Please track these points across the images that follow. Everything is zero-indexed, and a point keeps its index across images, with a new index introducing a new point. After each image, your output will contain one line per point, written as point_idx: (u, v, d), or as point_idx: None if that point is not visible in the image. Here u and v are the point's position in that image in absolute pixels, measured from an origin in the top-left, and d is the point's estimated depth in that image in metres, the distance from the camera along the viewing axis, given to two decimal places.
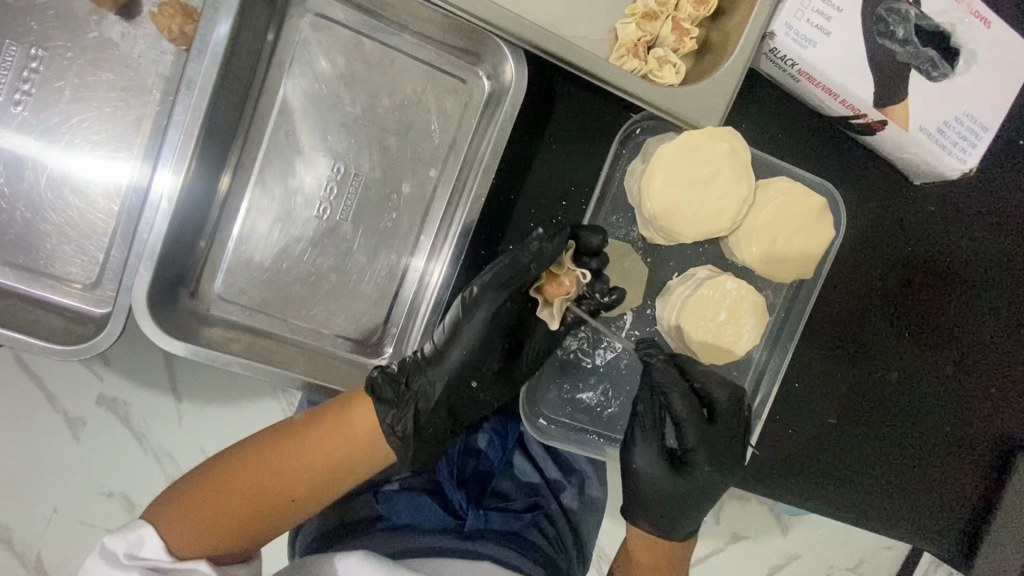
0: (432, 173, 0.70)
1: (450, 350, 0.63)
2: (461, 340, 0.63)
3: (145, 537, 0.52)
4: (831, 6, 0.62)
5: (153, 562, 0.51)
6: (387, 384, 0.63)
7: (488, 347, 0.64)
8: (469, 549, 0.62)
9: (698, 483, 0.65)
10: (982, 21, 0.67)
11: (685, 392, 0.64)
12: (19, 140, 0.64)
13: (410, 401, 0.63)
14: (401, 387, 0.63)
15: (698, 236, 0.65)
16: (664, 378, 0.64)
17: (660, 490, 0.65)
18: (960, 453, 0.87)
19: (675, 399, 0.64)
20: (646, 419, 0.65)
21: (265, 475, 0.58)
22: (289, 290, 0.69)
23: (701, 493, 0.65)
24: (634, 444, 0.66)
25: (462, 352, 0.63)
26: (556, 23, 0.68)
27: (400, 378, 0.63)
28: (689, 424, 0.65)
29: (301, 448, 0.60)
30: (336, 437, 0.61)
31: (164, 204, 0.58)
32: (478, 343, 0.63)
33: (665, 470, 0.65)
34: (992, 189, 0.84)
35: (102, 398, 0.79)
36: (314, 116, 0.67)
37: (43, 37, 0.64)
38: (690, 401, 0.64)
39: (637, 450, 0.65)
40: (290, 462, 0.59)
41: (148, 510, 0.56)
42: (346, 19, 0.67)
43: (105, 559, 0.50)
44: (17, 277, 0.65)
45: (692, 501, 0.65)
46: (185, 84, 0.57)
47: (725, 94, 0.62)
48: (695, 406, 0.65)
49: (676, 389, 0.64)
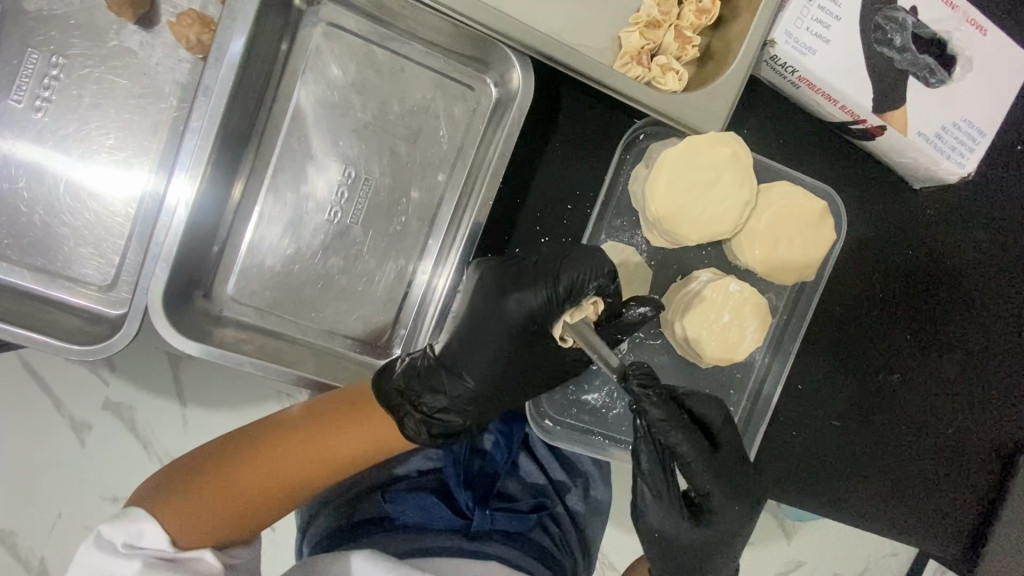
0: (440, 177, 0.72)
1: (481, 369, 0.64)
2: (491, 363, 0.64)
3: (144, 527, 0.51)
4: (830, 14, 0.64)
5: (154, 551, 0.51)
6: (425, 420, 0.64)
7: (518, 367, 0.65)
8: (476, 550, 0.64)
9: (721, 520, 0.62)
10: (979, 29, 0.68)
11: (686, 430, 0.59)
12: (36, 146, 0.66)
13: (454, 428, 0.66)
14: (438, 417, 0.65)
15: (701, 239, 0.66)
16: (664, 419, 0.58)
17: (686, 538, 0.61)
18: (963, 458, 0.87)
19: (680, 440, 0.59)
20: (651, 472, 0.60)
21: (274, 470, 0.59)
22: (299, 292, 0.70)
23: (726, 530, 0.62)
24: (644, 504, 0.61)
25: (492, 361, 0.64)
26: (562, 31, 0.70)
27: (432, 411, 0.64)
28: (699, 464, 0.60)
29: (310, 442, 0.60)
30: (348, 439, 0.61)
31: (181, 209, 0.59)
32: (508, 360, 0.64)
33: (688, 521, 0.61)
34: (992, 193, 0.85)
35: (110, 402, 0.80)
36: (326, 123, 0.69)
37: (63, 45, 0.66)
38: (692, 438, 0.60)
39: (650, 510, 0.61)
40: (301, 454, 0.60)
41: (157, 483, 0.56)
42: (357, 28, 0.69)
43: (101, 548, 0.50)
44: (34, 278, 0.67)
45: (722, 539, 0.62)
46: (201, 91, 0.59)
47: (726, 101, 0.64)
48: (698, 440, 0.60)
49: (676, 428, 0.59)
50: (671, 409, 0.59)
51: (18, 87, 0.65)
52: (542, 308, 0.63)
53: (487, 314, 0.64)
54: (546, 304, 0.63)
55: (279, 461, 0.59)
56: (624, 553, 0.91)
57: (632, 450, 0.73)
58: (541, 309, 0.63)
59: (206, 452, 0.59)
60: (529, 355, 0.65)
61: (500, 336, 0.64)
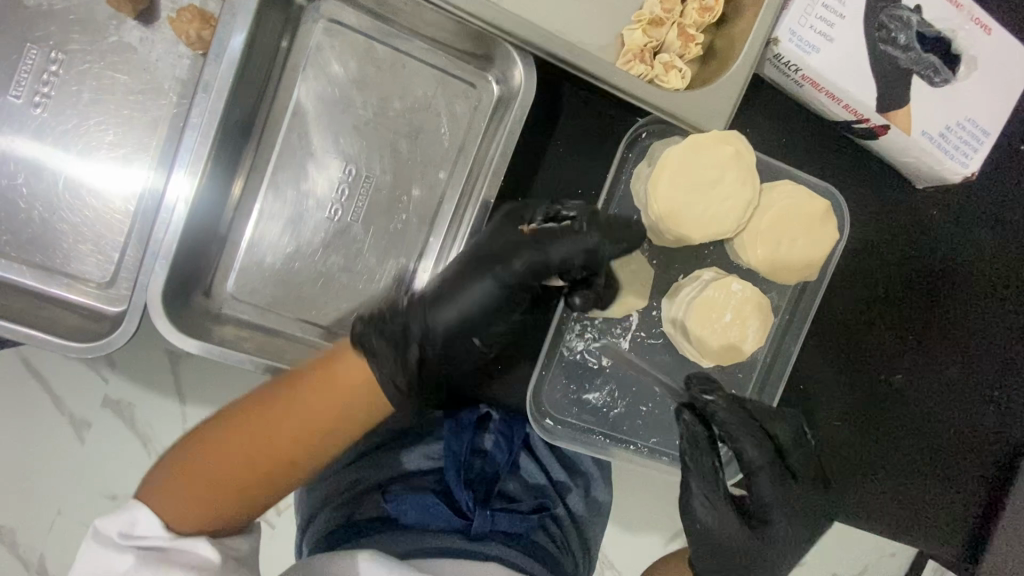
0: (442, 175, 0.72)
1: (463, 298, 0.58)
2: (474, 291, 0.58)
3: (137, 516, 0.52)
4: (834, 12, 0.63)
5: (147, 540, 0.52)
6: (397, 360, 0.57)
7: (488, 301, 0.58)
8: (479, 552, 0.63)
9: (777, 535, 0.62)
10: (983, 28, 0.68)
11: (756, 435, 0.61)
12: (36, 143, 0.66)
13: (418, 359, 0.57)
14: (409, 360, 0.57)
15: (704, 238, 0.66)
16: (735, 425, 0.61)
17: (736, 545, 0.62)
18: (964, 462, 0.87)
19: (749, 446, 0.61)
20: (706, 473, 0.61)
21: (250, 448, 0.55)
22: (299, 289, 0.70)
23: (777, 546, 0.63)
24: (696, 504, 0.61)
25: (477, 290, 0.58)
26: (564, 29, 0.69)
27: (406, 332, 0.57)
28: (765, 475, 0.61)
29: (280, 417, 0.55)
30: (318, 411, 0.55)
31: (180, 206, 0.59)
32: (476, 323, 0.58)
33: (742, 525, 0.62)
34: (995, 193, 0.84)
35: (109, 400, 0.80)
36: (326, 119, 0.68)
37: (63, 40, 0.65)
38: (763, 447, 0.62)
39: (702, 509, 0.61)
40: (263, 433, 0.55)
41: (155, 472, 0.57)
42: (358, 24, 0.68)
43: (99, 540, 0.51)
44: (32, 275, 0.66)
45: (771, 554, 0.63)
46: (202, 87, 0.58)
47: (730, 99, 0.64)
48: (766, 450, 0.62)
49: (746, 435, 0.61)
50: (745, 416, 0.62)
51: (17, 83, 0.65)
52: (532, 270, 0.58)
53: (479, 258, 0.59)
54: (537, 267, 0.58)
55: (254, 439, 0.55)
56: (624, 554, 0.90)
57: (633, 449, 0.73)
58: (531, 269, 0.58)
59: (185, 438, 0.57)
60: (498, 319, 0.60)
61: (484, 291, 0.58)
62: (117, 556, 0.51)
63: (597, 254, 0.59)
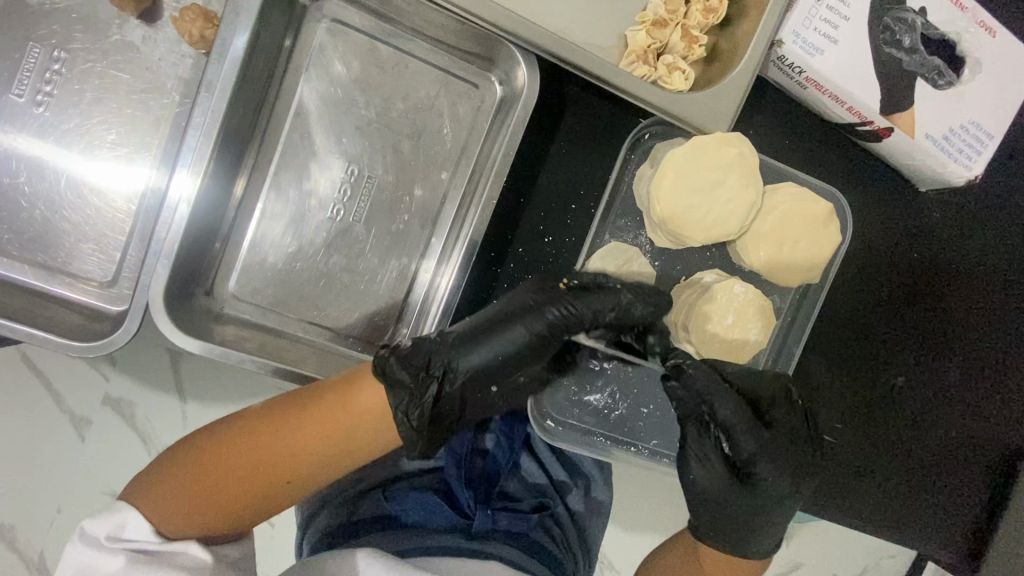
0: (444, 176, 0.72)
1: (492, 342, 0.59)
2: (506, 337, 0.59)
3: (130, 517, 0.52)
4: (838, 15, 0.63)
5: (138, 543, 0.51)
6: (414, 398, 0.56)
7: (516, 351, 0.59)
8: (477, 549, 0.62)
9: (770, 494, 0.60)
10: (988, 31, 0.68)
11: (731, 397, 0.59)
12: (37, 141, 0.65)
13: (433, 399, 0.57)
14: (425, 400, 0.57)
15: (706, 240, 0.66)
16: (707, 384, 0.59)
17: (727, 503, 0.60)
18: (963, 460, 0.87)
19: (724, 405, 0.59)
20: (695, 432, 0.61)
21: (250, 461, 0.55)
22: (301, 289, 0.70)
23: (779, 500, 0.60)
24: (689, 460, 0.61)
25: (511, 341, 0.59)
26: (567, 31, 0.69)
27: (430, 371, 0.57)
28: (744, 431, 0.59)
29: (285, 431, 0.55)
30: (325, 430, 0.56)
31: (183, 205, 0.59)
32: (498, 371, 0.59)
33: (730, 483, 0.60)
34: (998, 195, 0.84)
35: (108, 398, 0.80)
36: (329, 119, 0.68)
37: (66, 38, 0.65)
38: (738, 406, 0.59)
39: (694, 464, 0.60)
40: (266, 446, 0.55)
41: (150, 470, 0.56)
42: (361, 24, 0.68)
43: (87, 543, 0.50)
44: (35, 274, 0.66)
45: (762, 514, 0.60)
46: (204, 87, 0.58)
47: (734, 101, 0.63)
48: (746, 408, 0.60)
49: (721, 393, 0.59)
50: (716, 375, 0.60)
51: (19, 81, 0.65)
52: (560, 325, 0.60)
53: (510, 309, 0.61)
54: (564, 321, 0.60)
55: (254, 451, 0.55)
56: (623, 554, 0.90)
57: (634, 451, 0.73)
58: (563, 323, 0.61)
59: (194, 437, 0.57)
60: (517, 371, 0.60)
61: (513, 342, 0.59)
62: (106, 559, 0.49)
63: (626, 315, 0.63)
